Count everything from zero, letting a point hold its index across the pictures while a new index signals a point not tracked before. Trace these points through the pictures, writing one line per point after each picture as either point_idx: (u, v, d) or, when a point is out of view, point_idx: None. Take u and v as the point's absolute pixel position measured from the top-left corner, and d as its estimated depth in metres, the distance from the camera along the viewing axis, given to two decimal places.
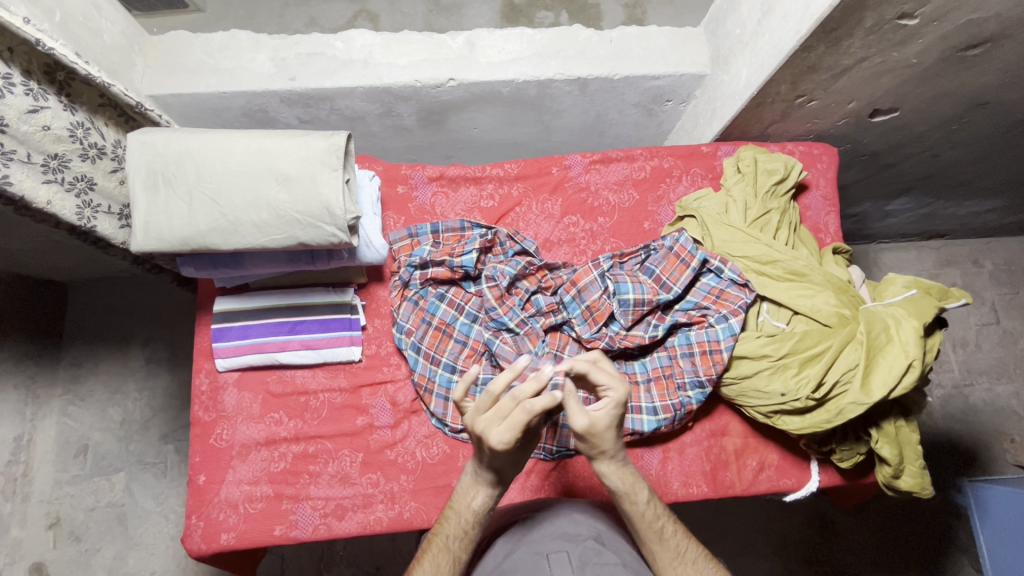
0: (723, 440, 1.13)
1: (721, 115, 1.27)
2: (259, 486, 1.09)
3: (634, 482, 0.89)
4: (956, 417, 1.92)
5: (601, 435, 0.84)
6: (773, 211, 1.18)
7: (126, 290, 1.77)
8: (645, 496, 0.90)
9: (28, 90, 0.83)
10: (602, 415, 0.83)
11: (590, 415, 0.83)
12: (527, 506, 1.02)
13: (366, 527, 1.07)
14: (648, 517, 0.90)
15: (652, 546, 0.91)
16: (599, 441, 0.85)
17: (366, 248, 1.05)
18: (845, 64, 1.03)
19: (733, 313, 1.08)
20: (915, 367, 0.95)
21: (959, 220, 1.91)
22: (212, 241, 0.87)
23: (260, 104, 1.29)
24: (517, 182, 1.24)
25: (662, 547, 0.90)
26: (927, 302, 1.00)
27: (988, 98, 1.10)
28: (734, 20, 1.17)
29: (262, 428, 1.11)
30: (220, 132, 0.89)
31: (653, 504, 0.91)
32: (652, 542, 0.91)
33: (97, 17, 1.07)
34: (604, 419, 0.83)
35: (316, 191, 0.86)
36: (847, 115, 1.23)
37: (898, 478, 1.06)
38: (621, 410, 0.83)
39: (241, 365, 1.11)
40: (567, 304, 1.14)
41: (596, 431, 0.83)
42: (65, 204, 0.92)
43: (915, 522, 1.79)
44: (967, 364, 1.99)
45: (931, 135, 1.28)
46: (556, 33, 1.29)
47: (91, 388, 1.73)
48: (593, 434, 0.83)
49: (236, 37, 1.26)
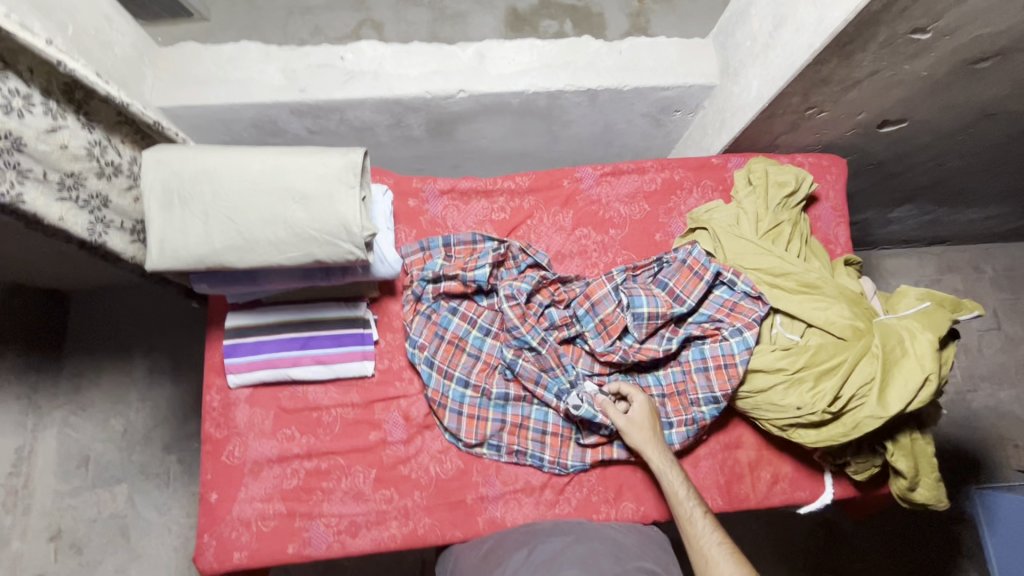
0: (737, 453, 1.13)
1: (731, 126, 1.26)
2: (272, 503, 1.08)
3: (668, 469, 0.99)
4: (959, 423, 1.93)
5: (639, 434, 1.02)
6: (785, 223, 1.18)
7: (132, 300, 1.76)
8: (679, 481, 0.99)
9: (48, 110, 0.83)
10: (635, 415, 1.04)
11: (626, 416, 1.04)
12: (546, 534, 1.03)
13: (380, 544, 1.07)
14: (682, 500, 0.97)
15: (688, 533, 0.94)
16: (639, 437, 1.02)
17: (380, 263, 1.04)
18: (855, 77, 1.03)
19: (747, 327, 1.08)
20: (931, 381, 0.95)
21: (960, 227, 1.92)
22: (228, 259, 0.86)
23: (269, 115, 1.29)
24: (528, 195, 1.24)
25: (690, 527, 0.94)
26: (941, 315, 1.01)
27: (994, 109, 1.11)
28: (744, 32, 1.17)
29: (274, 445, 1.10)
30: (237, 149, 0.88)
31: (688, 491, 0.98)
32: (685, 526, 0.95)
33: (108, 29, 1.06)
34: (639, 418, 1.04)
35: (334, 209, 0.85)
36: (855, 126, 1.23)
37: (914, 490, 1.06)
38: (648, 411, 1.04)
39: (253, 381, 1.10)
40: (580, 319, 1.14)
41: (632, 431, 1.03)
42: (78, 220, 0.90)
43: (921, 530, 1.79)
44: (969, 370, 2.00)
45: (937, 145, 1.28)
46: (565, 44, 1.29)
47: (93, 398, 1.70)
48: (632, 431, 1.03)
49: (246, 48, 1.25)
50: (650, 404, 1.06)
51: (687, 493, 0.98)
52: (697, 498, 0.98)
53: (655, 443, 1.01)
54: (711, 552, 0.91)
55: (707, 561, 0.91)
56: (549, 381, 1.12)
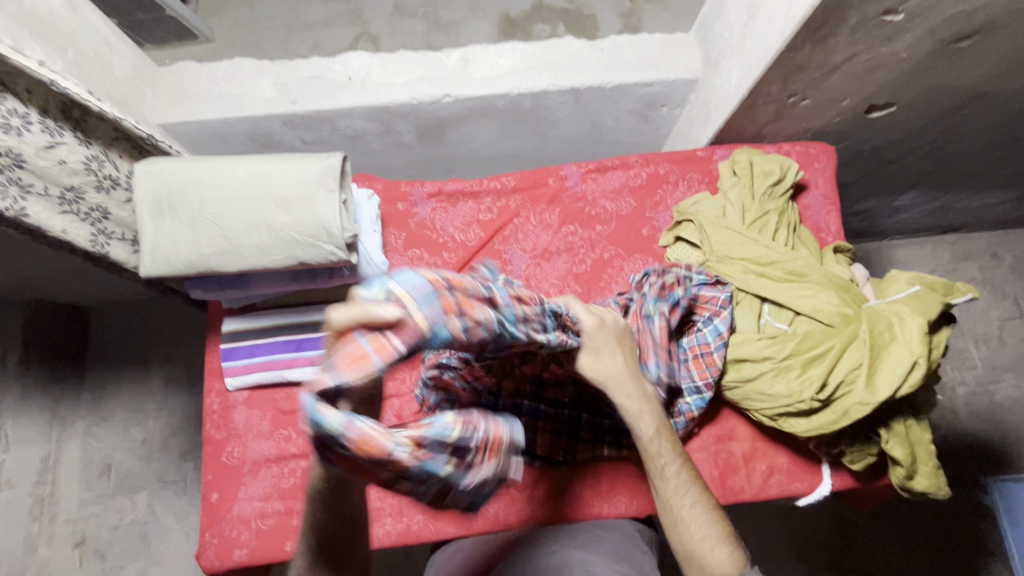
0: (730, 445, 1.12)
1: (715, 118, 1.27)
2: (271, 502, 1.11)
3: (641, 415, 0.87)
4: (981, 415, 1.86)
5: (594, 353, 0.82)
6: (771, 212, 1.17)
7: (146, 312, 1.82)
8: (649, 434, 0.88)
9: (45, 127, 0.88)
10: (588, 350, 0.82)
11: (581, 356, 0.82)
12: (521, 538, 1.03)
13: (376, 540, 1.09)
14: (654, 451, 0.89)
15: (654, 481, 0.91)
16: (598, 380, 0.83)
17: (366, 264, 1.07)
18: (833, 62, 1.02)
19: (716, 314, 1.09)
20: (920, 365, 0.93)
21: (972, 213, 1.87)
22: (217, 264, 0.90)
23: (264, 128, 1.34)
24: (514, 195, 1.26)
25: (662, 484, 0.90)
26: (931, 298, 0.99)
27: (985, 88, 1.09)
28: (722, 24, 1.18)
29: (271, 445, 1.13)
30: (222, 158, 0.92)
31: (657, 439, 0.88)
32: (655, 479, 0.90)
33: (108, 52, 1.13)
34: (592, 350, 0.82)
35: (314, 212, 0.88)
36: (842, 112, 1.22)
37: (912, 479, 1.03)
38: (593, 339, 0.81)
39: (250, 383, 1.14)
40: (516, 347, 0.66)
41: (588, 355, 0.82)
42: (80, 232, 0.98)
43: (941, 526, 1.73)
44: (990, 360, 1.93)
45: (932, 128, 1.26)
46: (547, 45, 1.31)
47: (113, 410, 1.77)
48: (586, 350, 0.82)
49: (240, 64, 1.30)
50: (604, 327, 0.82)
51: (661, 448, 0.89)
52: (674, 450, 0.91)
53: (607, 354, 0.83)
54: (713, 551, 0.85)
55: (681, 521, 0.87)
56: (413, 294, 0.50)
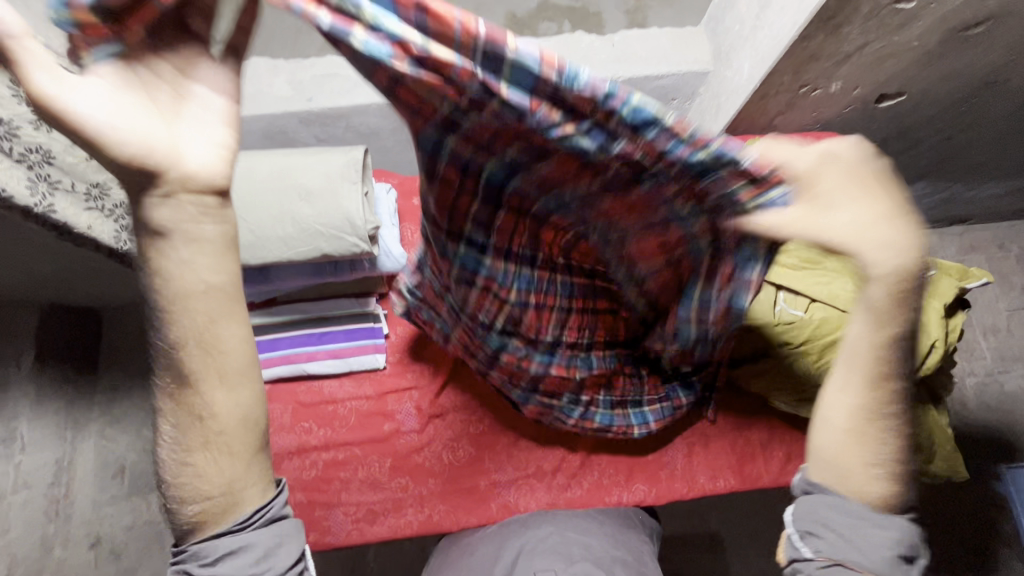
0: (748, 433, 1.15)
1: (726, 110, 1.28)
2: (293, 494, 1.11)
3: (880, 312, 0.70)
4: (993, 406, 1.86)
5: (820, 207, 0.63)
6: None
7: None
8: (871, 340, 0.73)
9: None
10: (807, 205, 0.64)
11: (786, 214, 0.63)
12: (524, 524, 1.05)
13: (398, 531, 1.09)
14: (864, 359, 0.74)
15: (846, 395, 0.77)
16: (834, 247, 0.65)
17: (386, 257, 1.09)
18: (845, 51, 1.03)
19: None
20: (937, 348, 0.94)
21: (978, 204, 1.88)
22: (242, 257, 0.92)
23: (280, 126, 1.35)
24: None
25: (859, 402, 0.76)
26: (947, 282, 1.00)
27: (995, 76, 1.10)
28: (733, 17, 1.21)
29: (293, 437, 1.14)
30: (247, 154, 0.95)
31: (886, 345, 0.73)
32: (851, 396, 0.76)
33: None
34: (819, 205, 0.64)
35: (339, 204, 0.91)
36: (853, 103, 1.23)
37: (930, 462, 1.04)
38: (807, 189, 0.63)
39: (270, 377, 1.15)
40: (461, 76, 0.52)
41: (810, 211, 0.63)
42: (105, 229, 0.99)
43: (955, 517, 1.73)
44: (1001, 351, 1.93)
45: (941, 118, 1.27)
46: (558, 41, 1.33)
47: (126, 410, 1.73)
48: (804, 203, 0.64)
49: (256, 64, 1.33)
50: (844, 171, 0.64)
51: (880, 358, 0.73)
52: (894, 371, 0.74)
53: (844, 208, 0.64)
54: (872, 481, 0.77)
55: (847, 444, 0.77)
56: None
